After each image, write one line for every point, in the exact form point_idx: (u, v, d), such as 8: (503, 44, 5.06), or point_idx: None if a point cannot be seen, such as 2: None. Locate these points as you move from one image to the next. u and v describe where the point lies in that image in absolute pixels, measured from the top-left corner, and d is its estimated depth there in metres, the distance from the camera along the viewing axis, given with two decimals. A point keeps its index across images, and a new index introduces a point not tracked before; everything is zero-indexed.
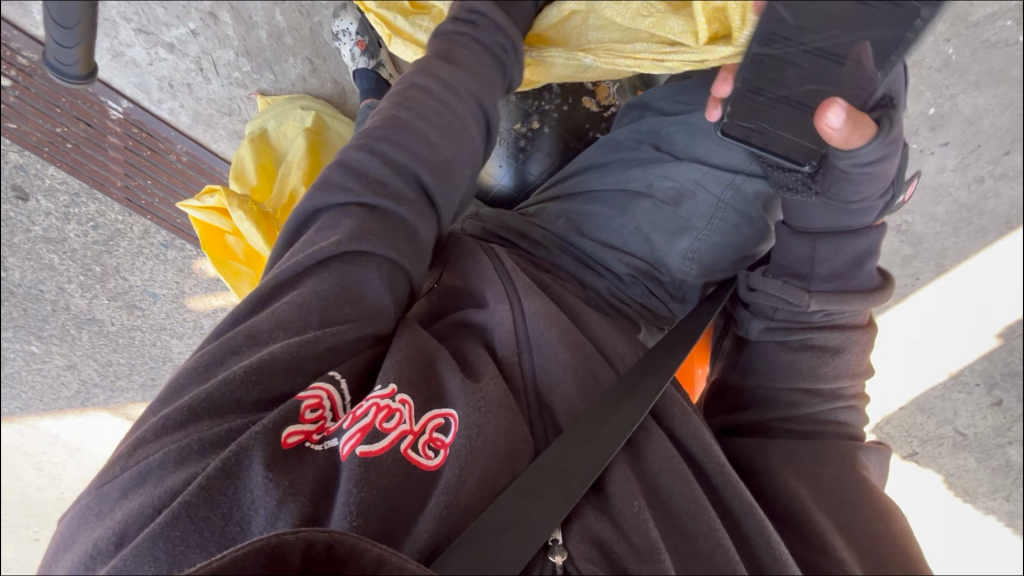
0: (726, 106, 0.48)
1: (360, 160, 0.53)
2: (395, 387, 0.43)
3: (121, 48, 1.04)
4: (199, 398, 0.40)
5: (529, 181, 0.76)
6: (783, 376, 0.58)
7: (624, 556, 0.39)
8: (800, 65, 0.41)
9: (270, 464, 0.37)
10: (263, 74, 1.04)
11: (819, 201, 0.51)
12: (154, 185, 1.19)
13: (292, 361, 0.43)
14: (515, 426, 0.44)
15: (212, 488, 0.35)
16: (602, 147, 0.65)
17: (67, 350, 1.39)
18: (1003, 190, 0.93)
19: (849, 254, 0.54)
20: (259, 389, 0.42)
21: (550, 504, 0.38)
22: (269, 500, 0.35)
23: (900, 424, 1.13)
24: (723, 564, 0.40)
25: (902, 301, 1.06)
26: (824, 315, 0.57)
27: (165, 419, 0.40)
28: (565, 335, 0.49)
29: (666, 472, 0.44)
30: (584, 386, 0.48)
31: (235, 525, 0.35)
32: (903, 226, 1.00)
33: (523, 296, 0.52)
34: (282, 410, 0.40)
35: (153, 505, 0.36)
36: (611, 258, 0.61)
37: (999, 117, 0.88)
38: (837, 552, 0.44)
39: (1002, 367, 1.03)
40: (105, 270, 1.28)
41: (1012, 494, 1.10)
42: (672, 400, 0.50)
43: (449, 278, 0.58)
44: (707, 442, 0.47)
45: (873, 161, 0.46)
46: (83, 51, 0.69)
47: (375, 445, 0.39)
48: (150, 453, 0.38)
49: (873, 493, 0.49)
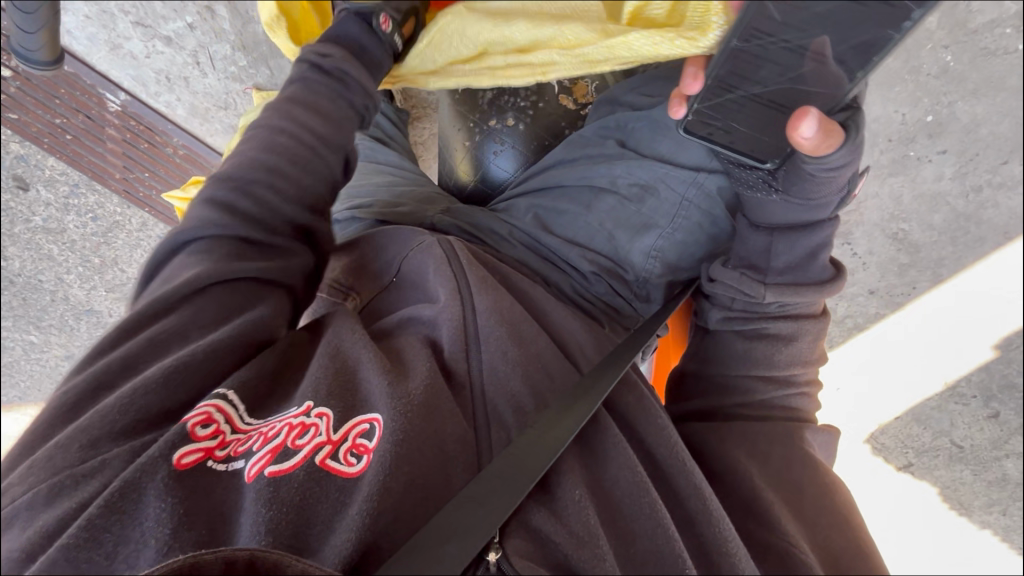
0: (694, 103, 0.49)
1: (230, 193, 0.53)
2: (312, 403, 0.43)
3: (119, 41, 1.04)
4: (71, 430, 0.38)
5: (503, 180, 0.75)
6: (741, 366, 0.57)
7: (563, 544, 0.38)
8: (778, 63, 0.42)
9: (163, 494, 0.36)
10: (259, 69, 1.05)
11: (779, 199, 0.51)
12: (151, 177, 1.20)
13: (170, 380, 0.42)
14: (452, 429, 0.43)
15: (94, 528, 0.34)
16: (567, 148, 0.65)
17: (66, 340, 1.39)
18: (1001, 200, 0.92)
19: (805, 246, 0.53)
20: (133, 412, 0.40)
21: (493, 509, 0.36)
22: (162, 529, 0.34)
23: (895, 434, 1.11)
24: (663, 544, 0.39)
25: (899, 310, 1.04)
26: (778, 306, 0.56)
27: (27, 463, 0.37)
28: (512, 331, 0.50)
29: (612, 459, 0.44)
30: (533, 384, 0.48)
31: (122, 562, 0.34)
32: (900, 234, 0.99)
33: (475, 291, 0.51)
34: (169, 434, 0.39)
35: (21, 552, 0.33)
36: (575, 255, 0.60)
37: (998, 125, 0.87)
38: (783, 525, 0.43)
39: (998, 379, 1.01)
40: (104, 261, 1.29)
41: (1010, 508, 1.08)
42: (632, 390, 0.49)
43: (405, 274, 0.57)
44: (663, 426, 0.47)
45: (838, 167, 0.46)
46: (46, 36, 0.67)
47: (284, 464, 0.39)
48: (15, 497, 0.35)
49: (819, 469, 0.49)
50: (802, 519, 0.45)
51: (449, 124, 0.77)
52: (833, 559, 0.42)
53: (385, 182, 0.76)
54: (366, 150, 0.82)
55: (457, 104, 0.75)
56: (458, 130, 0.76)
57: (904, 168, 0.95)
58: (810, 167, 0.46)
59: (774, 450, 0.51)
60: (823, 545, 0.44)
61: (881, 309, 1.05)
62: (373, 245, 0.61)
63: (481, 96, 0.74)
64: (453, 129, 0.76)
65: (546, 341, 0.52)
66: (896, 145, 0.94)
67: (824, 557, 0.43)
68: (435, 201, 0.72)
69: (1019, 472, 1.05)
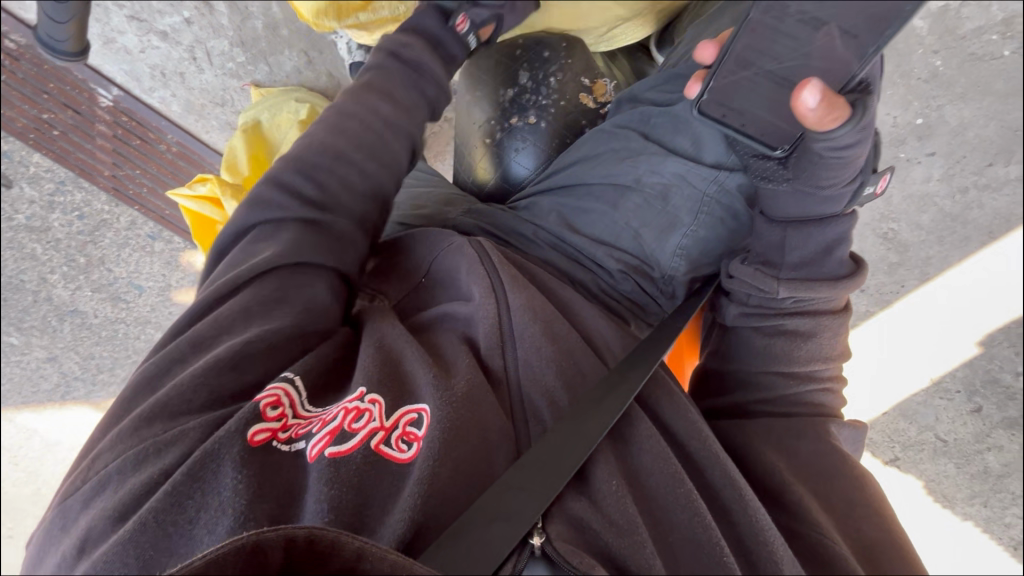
0: (710, 80, 0.49)
1: (297, 178, 0.57)
2: (365, 389, 0.44)
3: (112, 35, 1.02)
4: (154, 405, 0.42)
5: (523, 177, 0.75)
6: (758, 362, 0.58)
7: (603, 532, 0.39)
8: (793, 36, 0.44)
9: (238, 465, 0.37)
10: (258, 65, 1.04)
11: (789, 188, 0.51)
12: (143, 175, 1.18)
13: (238, 361, 0.44)
14: (491, 420, 0.44)
15: (176, 494, 0.36)
16: (596, 135, 0.66)
17: (47, 342, 1.36)
18: (986, 201, 0.96)
19: (819, 241, 0.54)
20: (205, 391, 0.42)
21: (532, 496, 0.38)
22: (237, 501, 0.35)
23: (882, 429, 1.12)
24: (700, 533, 0.40)
25: (887, 308, 1.07)
26: (793, 301, 0.57)
27: (120, 431, 0.41)
28: (546, 327, 0.50)
29: (646, 453, 0.45)
30: (568, 378, 0.48)
31: (202, 528, 0.35)
32: (889, 233, 1.02)
33: (509, 289, 0.52)
34: (244, 411, 0.40)
35: (115, 511, 0.36)
36: (602, 253, 0.61)
37: (984, 128, 0.92)
38: (814, 518, 0.44)
39: (982, 374, 1.05)
40: (89, 260, 1.26)
41: (991, 500, 1.10)
42: (663, 386, 0.50)
43: (436, 274, 0.58)
44: (693, 419, 0.48)
45: (846, 146, 0.46)
46: (75, 26, 0.72)
47: (344, 445, 0.40)
48: (108, 462, 0.39)
49: (848, 459, 0.50)
50: (835, 512, 0.46)
51: (469, 121, 0.78)
52: (866, 550, 0.44)
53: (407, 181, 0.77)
54: None
55: (481, 100, 0.76)
56: (479, 128, 0.77)
57: (894, 169, 0.98)
58: (819, 146, 0.46)
59: (800, 444, 0.52)
60: (857, 537, 0.45)
61: (871, 306, 1.07)
62: (404, 246, 0.62)
63: (503, 94, 0.75)
64: (474, 127, 0.77)
65: (577, 338, 0.52)
66: (887, 147, 0.97)
67: (856, 548, 0.44)
68: (454, 202, 0.73)
69: (1001, 465, 1.08)
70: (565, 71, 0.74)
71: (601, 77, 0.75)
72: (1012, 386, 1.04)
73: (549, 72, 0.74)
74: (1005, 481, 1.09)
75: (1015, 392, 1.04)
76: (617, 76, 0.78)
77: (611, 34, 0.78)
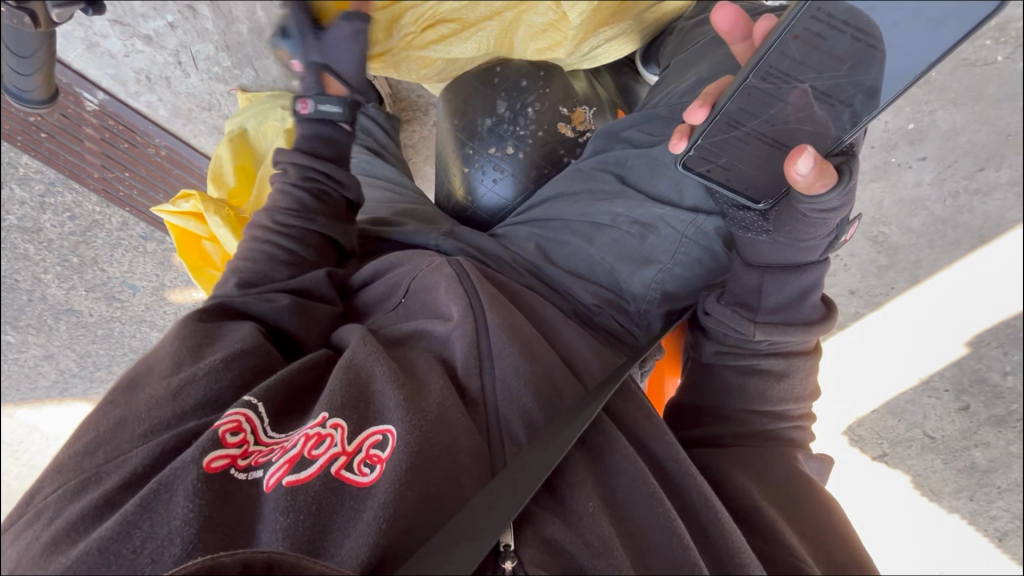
0: (697, 139, 0.50)
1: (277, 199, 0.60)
2: (327, 413, 0.44)
3: (95, 39, 1.00)
4: (91, 439, 0.42)
5: (501, 203, 0.77)
6: (735, 400, 0.59)
7: (578, 555, 0.40)
8: (789, 102, 0.45)
9: (190, 496, 0.37)
10: (244, 69, 1.03)
11: (769, 239, 0.54)
12: (132, 178, 1.18)
13: (176, 390, 0.45)
14: (462, 440, 0.44)
15: (126, 523, 0.36)
16: (573, 175, 0.67)
17: (44, 340, 1.36)
18: (977, 205, 0.96)
19: (796, 287, 0.55)
20: (149, 419, 0.43)
21: (498, 509, 0.38)
22: (187, 528, 0.36)
23: (871, 426, 1.13)
24: (679, 553, 0.41)
25: (878, 308, 1.06)
26: (768, 342, 0.58)
27: (60, 462, 0.41)
28: (523, 347, 0.51)
29: (625, 471, 0.46)
30: (544, 398, 0.49)
31: (146, 557, 0.35)
32: (880, 236, 1.02)
33: (487, 307, 0.53)
34: (201, 439, 0.40)
35: (51, 540, 0.36)
36: (579, 287, 0.62)
37: (976, 133, 0.92)
38: (788, 541, 0.45)
39: (970, 373, 1.04)
40: (83, 260, 1.26)
41: (978, 494, 1.10)
42: (643, 409, 0.51)
43: (413, 294, 0.58)
44: (672, 441, 0.49)
45: (831, 209, 0.47)
46: (42, 76, 0.69)
47: (302, 473, 0.40)
48: (47, 494, 0.40)
49: (815, 486, 0.52)
50: (807, 535, 0.47)
51: (448, 147, 0.78)
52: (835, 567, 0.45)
53: (384, 198, 0.80)
54: (362, 163, 0.85)
55: (460, 127, 0.76)
56: (456, 154, 0.77)
57: (885, 173, 0.97)
58: (803, 207, 0.48)
59: (768, 468, 0.53)
60: (826, 559, 0.45)
61: (861, 308, 1.07)
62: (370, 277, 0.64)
63: (480, 122, 0.75)
64: (452, 154, 0.78)
65: (557, 361, 0.53)
66: (877, 152, 0.97)
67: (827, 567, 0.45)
68: (437, 219, 0.74)
69: (987, 460, 1.08)
70: (545, 102, 0.74)
71: (579, 105, 0.76)
72: (999, 386, 1.03)
73: (527, 102, 0.74)
74: (992, 476, 1.08)
75: (1003, 391, 1.03)
76: (600, 94, 0.80)
77: (592, 52, 0.79)
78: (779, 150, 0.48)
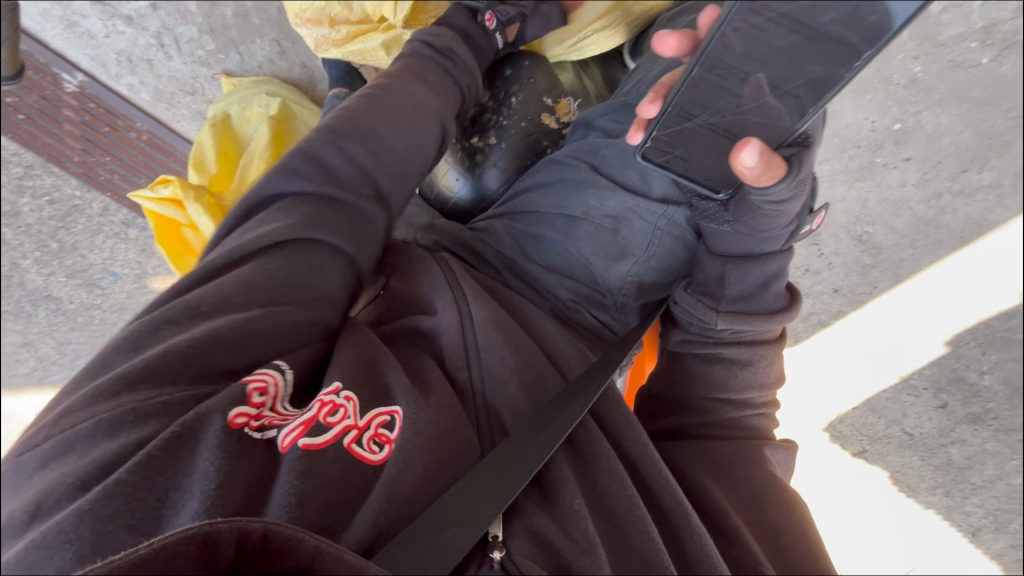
0: (652, 131, 0.50)
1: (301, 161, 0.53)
2: (340, 383, 0.44)
3: (75, 18, 0.99)
4: (138, 366, 0.39)
5: (485, 194, 0.77)
6: (698, 389, 0.60)
7: (563, 549, 0.40)
8: (735, 93, 0.45)
9: (214, 450, 0.36)
10: (229, 54, 1.00)
11: (730, 229, 0.54)
12: (113, 162, 1.14)
13: (238, 338, 0.43)
14: (461, 427, 0.45)
15: (150, 469, 0.34)
16: (548, 166, 0.67)
17: (22, 326, 1.30)
18: (959, 206, 0.97)
19: (756, 275, 0.56)
20: (199, 362, 0.41)
21: (490, 499, 0.39)
22: (206, 482, 0.35)
23: (852, 422, 1.14)
24: (652, 557, 0.41)
25: (860, 308, 1.08)
26: (731, 333, 0.58)
27: (94, 389, 0.38)
28: (509, 338, 0.51)
29: (604, 471, 0.46)
30: (530, 388, 0.49)
31: (171, 510, 0.34)
32: (863, 236, 1.02)
33: (472, 301, 0.52)
34: (229, 392, 0.40)
35: (76, 480, 0.34)
36: (555, 282, 0.62)
37: (960, 135, 0.93)
38: (748, 542, 0.45)
39: (949, 373, 1.06)
40: (62, 246, 1.22)
41: (952, 490, 1.12)
42: (618, 408, 0.51)
43: (395, 289, 0.58)
44: (644, 442, 0.49)
45: (782, 201, 0.49)
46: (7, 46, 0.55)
47: (319, 437, 0.40)
48: (76, 421, 0.36)
49: (776, 479, 0.52)
50: (770, 541, 0.47)
51: None
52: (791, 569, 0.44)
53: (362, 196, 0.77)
54: None
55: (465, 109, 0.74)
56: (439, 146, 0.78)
57: (870, 173, 0.98)
58: (755, 198, 0.49)
59: (738, 471, 0.53)
60: (787, 564, 0.45)
61: (844, 306, 1.08)
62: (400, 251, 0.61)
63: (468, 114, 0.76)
64: None
65: (541, 355, 0.53)
66: (863, 151, 0.98)
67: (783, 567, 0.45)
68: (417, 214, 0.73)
69: (963, 458, 1.09)
70: (527, 93, 0.75)
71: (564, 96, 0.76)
72: (976, 384, 1.05)
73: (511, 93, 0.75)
74: (966, 473, 1.10)
75: (979, 390, 1.05)
76: (586, 87, 0.80)
77: (580, 44, 0.79)
78: (724, 140, 0.48)
